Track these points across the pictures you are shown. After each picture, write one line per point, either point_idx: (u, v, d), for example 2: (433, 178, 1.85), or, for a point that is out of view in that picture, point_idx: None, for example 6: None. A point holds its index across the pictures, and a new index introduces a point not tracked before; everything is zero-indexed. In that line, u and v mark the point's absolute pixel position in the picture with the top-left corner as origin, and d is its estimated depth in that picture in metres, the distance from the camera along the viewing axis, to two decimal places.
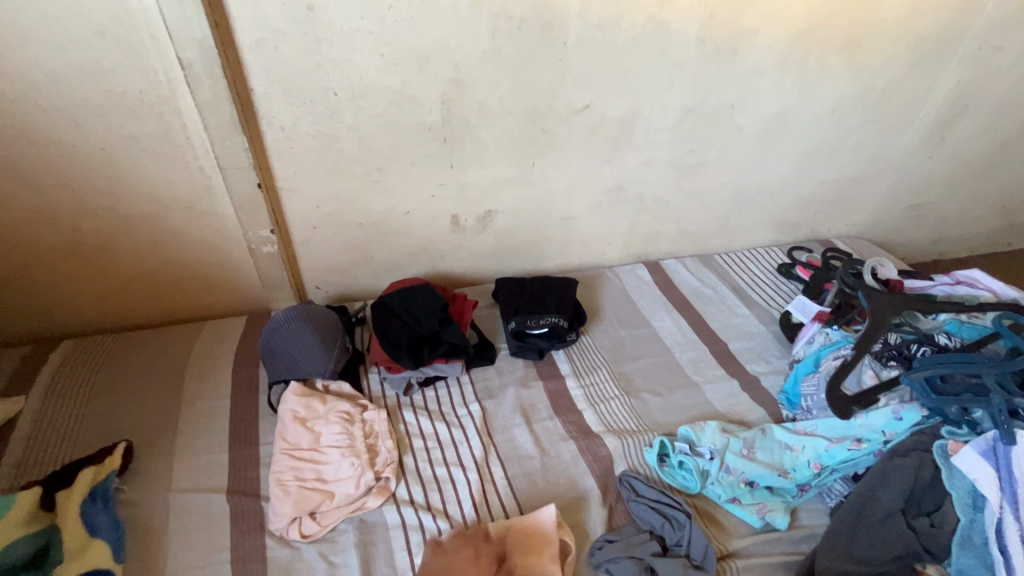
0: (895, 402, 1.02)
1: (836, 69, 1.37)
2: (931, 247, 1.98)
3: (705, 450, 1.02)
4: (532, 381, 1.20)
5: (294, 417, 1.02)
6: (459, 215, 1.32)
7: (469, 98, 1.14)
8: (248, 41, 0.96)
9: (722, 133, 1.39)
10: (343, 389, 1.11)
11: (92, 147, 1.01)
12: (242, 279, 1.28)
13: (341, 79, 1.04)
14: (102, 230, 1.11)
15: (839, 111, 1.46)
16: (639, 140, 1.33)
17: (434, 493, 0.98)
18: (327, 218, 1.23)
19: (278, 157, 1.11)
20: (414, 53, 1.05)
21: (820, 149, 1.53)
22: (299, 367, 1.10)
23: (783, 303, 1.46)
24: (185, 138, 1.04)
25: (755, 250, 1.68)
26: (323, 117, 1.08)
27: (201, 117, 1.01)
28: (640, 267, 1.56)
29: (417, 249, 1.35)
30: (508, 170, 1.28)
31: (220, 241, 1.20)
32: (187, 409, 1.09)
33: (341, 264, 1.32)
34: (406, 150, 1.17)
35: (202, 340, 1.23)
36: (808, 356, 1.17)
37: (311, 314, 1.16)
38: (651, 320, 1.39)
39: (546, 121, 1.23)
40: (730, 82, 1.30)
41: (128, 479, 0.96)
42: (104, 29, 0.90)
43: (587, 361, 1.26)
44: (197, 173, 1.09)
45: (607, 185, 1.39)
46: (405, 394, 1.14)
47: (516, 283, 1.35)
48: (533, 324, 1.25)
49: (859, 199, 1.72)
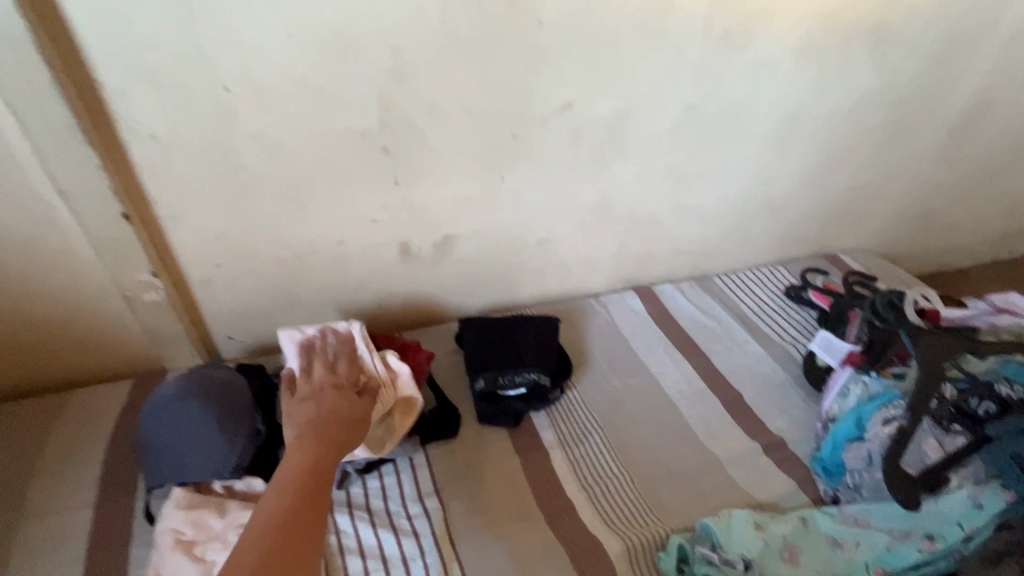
0: (970, 483, 0.81)
1: (860, 60, 1.15)
2: (940, 259, 1.81)
3: (736, 558, 0.78)
4: (506, 458, 0.94)
5: (177, 543, 0.74)
6: (409, 243, 1.04)
7: (416, 94, 0.87)
8: None
9: (727, 137, 1.16)
10: (252, 489, 0.83)
11: None
12: (123, 333, 0.97)
13: (232, 68, 0.75)
14: None
15: (857, 110, 1.25)
16: (631, 147, 1.08)
17: None
18: (232, 253, 0.94)
19: (152, 175, 0.81)
20: (335, 32, 0.77)
21: (834, 154, 1.32)
22: (187, 465, 0.81)
23: (799, 337, 1.24)
24: (5, 151, 0.73)
25: (759, 269, 1.46)
26: (211, 120, 0.79)
27: (22, 121, 0.70)
28: (631, 295, 1.31)
29: (357, 286, 1.06)
30: (470, 186, 1.01)
31: (84, 288, 0.89)
32: (27, 528, 0.78)
33: (257, 309, 1.02)
34: (334, 163, 0.89)
35: (64, 420, 0.92)
36: (847, 415, 0.93)
37: (207, 386, 0.84)
38: (649, 365, 1.14)
39: (516, 123, 0.96)
40: (740, 75, 1.07)
41: None
42: None
43: (575, 426, 1.00)
44: (31, 199, 0.78)
45: (592, 201, 1.14)
46: (340, 488, 0.87)
47: (485, 327, 1.08)
48: (507, 382, 0.99)
49: (871, 209, 1.52)
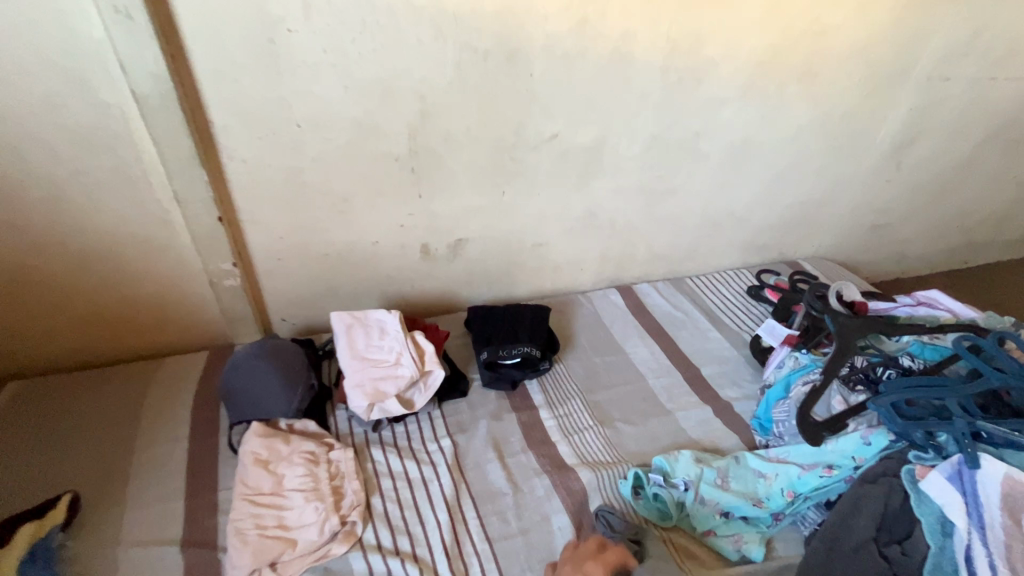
0: (863, 427, 1.03)
1: (796, 98, 1.41)
2: (894, 266, 2.04)
3: (679, 481, 1.02)
4: (505, 413, 1.18)
5: (255, 460, 0.98)
6: (429, 243, 1.30)
7: (437, 128, 1.14)
8: (205, 74, 0.94)
9: (689, 160, 1.42)
10: (309, 427, 1.08)
11: (40, 181, 0.96)
12: (204, 313, 1.23)
13: (305, 111, 1.03)
14: (49, 266, 1.06)
15: (800, 137, 1.50)
16: (608, 168, 1.35)
17: (404, 536, 0.94)
18: (292, 250, 1.20)
19: (240, 189, 1.08)
20: (379, 85, 1.05)
21: (784, 174, 1.57)
22: (261, 407, 1.06)
23: (753, 327, 1.47)
24: (140, 171, 1.00)
25: (725, 272, 1.70)
26: (286, 148, 1.06)
27: (157, 150, 0.98)
28: (612, 291, 1.56)
29: (386, 278, 1.32)
30: (478, 199, 1.27)
31: (180, 275, 1.16)
32: (141, 454, 1.03)
33: (308, 295, 1.28)
34: (373, 180, 1.16)
35: (159, 378, 1.17)
36: (778, 382, 1.18)
37: (275, 349, 1.10)
38: (624, 346, 1.38)
39: (514, 149, 1.23)
40: (695, 111, 1.33)
41: (73, 533, 0.90)
42: (52, 62, 0.86)
43: (560, 391, 1.24)
44: (154, 206, 1.05)
45: (577, 211, 1.40)
46: (373, 431, 1.10)
47: (488, 312, 1.33)
48: (505, 354, 1.24)
49: (824, 221, 1.76)
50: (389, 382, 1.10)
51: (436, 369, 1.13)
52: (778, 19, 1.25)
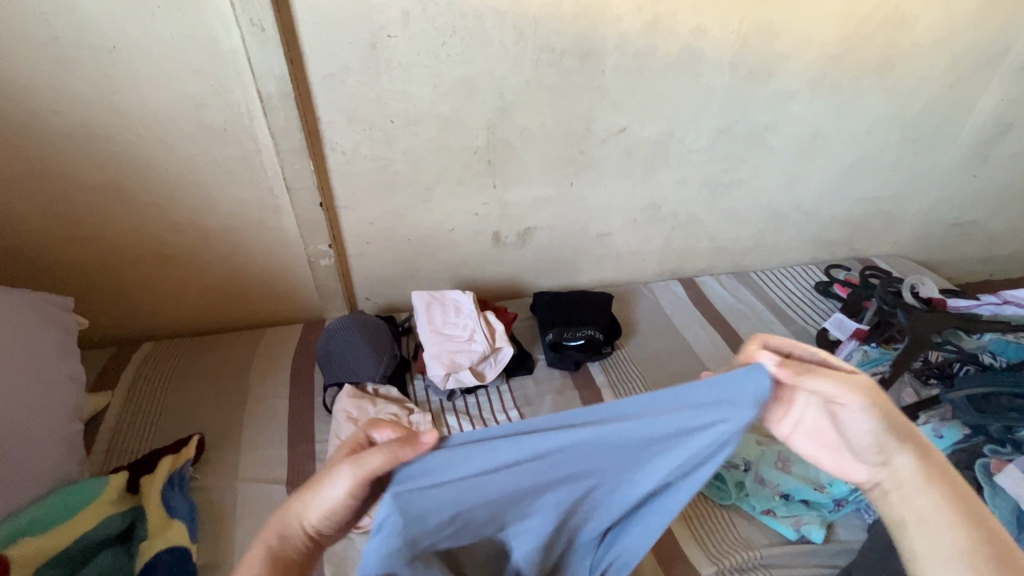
0: (935, 420, 1.06)
1: (871, 90, 1.39)
2: (981, 265, 1.93)
3: (740, 462, 1.05)
4: (569, 390, 1.25)
5: (347, 417, 1.11)
6: (500, 231, 1.39)
7: (514, 123, 1.23)
8: (318, 77, 1.08)
9: (756, 153, 1.43)
10: (391, 392, 1.19)
11: (180, 170, 1.14)
12: (303, 289, 1.39)
13: (398, 108, 1.15)
14: (183, 243, 1.24)
15: (876, 129, 1.47)
16: (674, 161, 1.39)
17: None
18: (379, 234, 1.33)
19: (339, 177, 1.21)
20: (463, 83, 1.15)
21: (857, 168, 1.54)
22: (351, 371, 1.19)
23: (820, 321, 1.46)
24: (259, 161, 1.16)
25: (792, 267, 1.68)
26: (380, 142, 1.18)
27: (274, 143, 1.12)
28: (674, 283, 1.59)
29: (460, 263, 1.43)
30: (548, 189, 1.35)
31: (282, 254, 1.31)
32: (252, 406, 1.18)
33: (391, 277, 1.41)
34: (453, 171, 1.27)
35: (264, 344, 1.33)
36: None
37: (363, 322, 1.24)
38: (685, 335, 1.42)
39: (583, 142, 1.30)
40: (764, 105, 1.34)
41: (200, 467, 1.06)
42: (199, 68, 1.03)
43: (622, 372, 1.30)
44: (267, 192, 1.20)
45: (642, 203, 1.44)
46: (448, 399, 1.21)
47: (553, 297, 1.41)
48: (570, 336, 1.30)
49: (900, 217, 1.71)
50: (463, 355, 1.20)
51: (505, 346, 1.23)
52: (855, 12, 1.24)
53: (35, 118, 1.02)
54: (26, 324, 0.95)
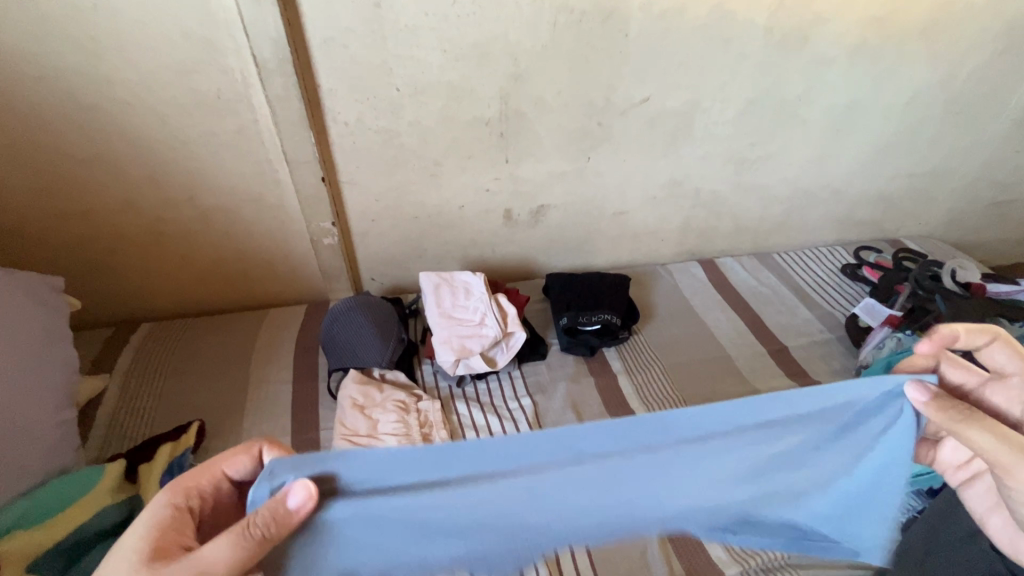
0: None
1: (915, 57, 1.28)
2: (1015, 248, 1.84)
3: None
4: (583, 377, 1.19)
5: (353, 404, 1.06)
6: (512, 209, 1.32)
7: (529, 92, 1.14)
8: (318, 40, 0.99)
9: (787, 126, 1.34)
10: (399, 378, 1.14)
11: (172, 142, 1.07)
12: (306, 269, 1.33)
13: (404, 75, 1.06)
14: (179, 220, 1.18)
15: (917, 100, 1.37)
16: (699, 134, 1.30)
17: None
18: (385, 211, 1.26)
19: (342, 150, 1.14)
20: (475, 47, 1.06)
21: (893, 142, 1.45)
22: (356, 356, 1.14)
23: (848, 306, 1.39)
24: (256, 133, 1.08)
25: (817, 248, 1.60)
26: (385, 112, 1.10)
27: (272, 113, 1.05)
28: (693, 264, 1.52)
29: (470, 242, 1.36)
30: (563, 164, 1.27)
31: (283, 232, 1.25)
32: (254, 391, 1.14)
33: (397, 256, 1.34)
34: (463, 144, 1.19)
35: (267, 326, 1.28)
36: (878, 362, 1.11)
37: (368, 305, 1.19)
38: (705, 319, 1.35)
39: (602, 114, 1.21)
40: (799, 73, 1.25)
41: (201, 456, 1.02)
42: (189, 30, 0.94)
43: (638, 358, 1.24)
44: (266, 167, 1.13)
45: (662, 180, 1.36)
46: (457, 386, 1.16)
47: (567, 279, 1.34)
48: (585, 320, 1.24)
49: (935, 195, 1.61)
50: (474, 341, 1.14)
51: (518, 331, 1.16)
52: None
53: (14, 85, 0.95)
54: (11, 306, 0.89)
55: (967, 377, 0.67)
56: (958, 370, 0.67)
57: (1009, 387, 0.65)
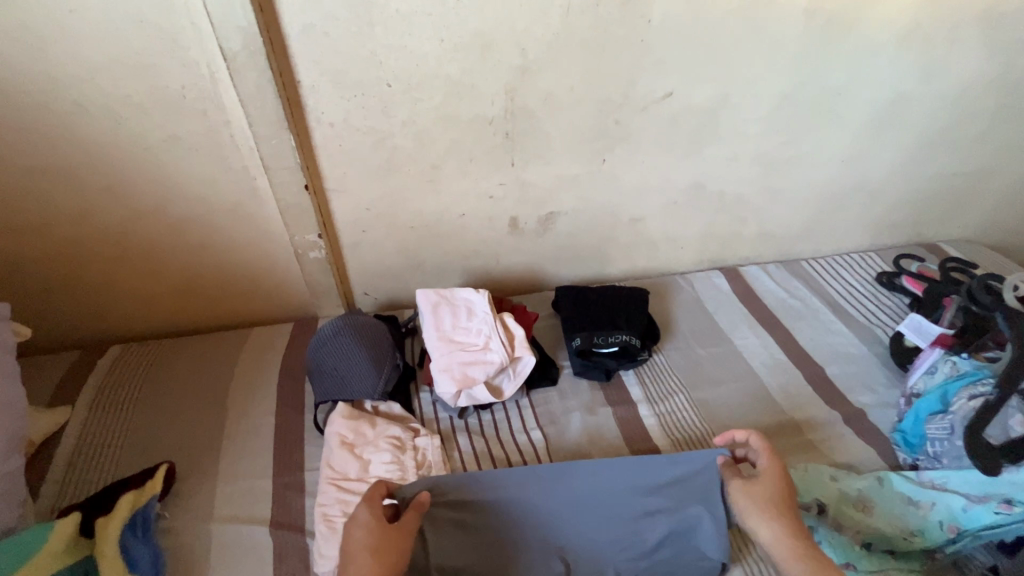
0: None
1: (968, 44, 1.15)
2: None
3: (811, 503, 0.86)
4: (600, 406, 1.07)
5: (341, 442, 0.94)
6: (518, 217, 1.19)
7: (537, 86, 1.01)
8: (296, 28, 0.86)
9: (823, 123, 1.21)
10: (393, 410, 1.02)
11: (134, 147, 0.94)
12: (291, 284, 1.20)
13: (396, 68, 0.93)
14: (147, 233, 1.05)
15: (966, 93, 1.24)
16: (726, 133, 1.17)
17: None
18: (377, 221, 1.13)
19: (327, 155, 1.01)
20: (476, 36, 0.93)
21: (937, 140, 1.31)
22: (345, 385, 1.01)
23: (888, 321, 1.26)
24: (229, 136, 0.96)
25: (850, 255, 1.47)
26: (375, 111, 0.98)
27: (245, 113, 0.92)
28: (716, 274, 1.39)
29: (472, 253, 1.23)
30: (575, 167, 1.14)
31: (264, 245, 1.12)
32: (232, 425, 1.02)
33: (391, 270, 1.22)
34: (463, 146, 1.06)
35: (248, 348, 1.16)
36: (932, 390, 0.98)
37: (359, 326, 1.06)
38: (732, 337, 1.22)
39: (620, 111, 1.08)
40: (840, 63, 1.11)
41: (169, 503, 0.90)
42: (145, 17, 0.82)
43: (660, 384, 1.12)
44: (242, 174, 1.01)
45: (684, 183, 1.23)
46: (459, 417, 1.04)
47: (579, 293, 1.22)
48: (601, 341, 1.12)
49: (979, 197, 1.47)
50: (477, 368, 1.02)
51: (526, 356, 1.04)
52: None
53: None
54: None
55: (759, 469, 0.76)
56: (727, 472, 0.79)
57: (772, 477, 0.75)
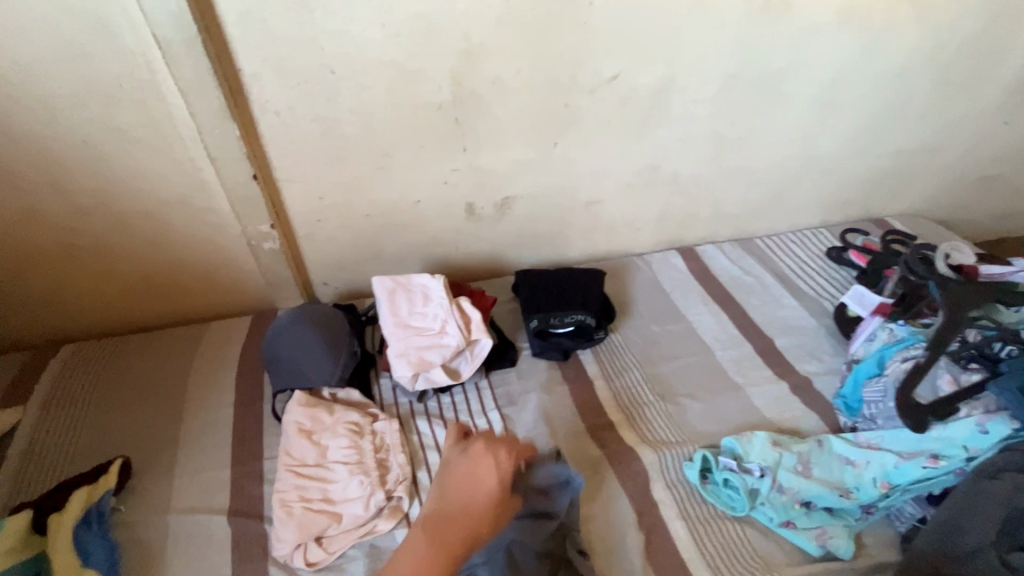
0: (978, 413, 0.88)
1: (903, 23, 1.19)
2: (1001, 225, 1.76)
3: (754, 467, 0.91)
4: (556, 385, 1.09)
5: (298, 429, 0.95)
6: (474, 203, 1.20)
7: (484, 71, 1.02)
8: (233, 15, 0.86)
9: (769, 102, 1.24)
10: (352, 396, 1.03)
11: (73, 141, 0.93)
12: (248, 277, 1.20)
13: (339, 55, 0.93)
14: (94, 229, 1.04)
15: (904, 71, 1.28)
16: (675, 113, 1.19)
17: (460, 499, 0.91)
18: (331, 211, 1.13)
19: (275, 144, 1.01)
20: (419, 22, 0.93)
21: (880, 116, 1.36)
22: (303, 374, 1.02)
23: (836, 294, 1.31)
24: (171, 127, 0.95)
25: (802, 232, 1.52)
26: (321, 99, 0.97)
27: (186, 102, 0.91)
28: (673, 254, 1.42)
29: (429, 240, 1.24)
30: (528, 151, 1.15)
31: (218, 238, 1.11)
32: (189, 418, 1.01)
33: (349, 260, 1.22)
34: (414, 132, 1.06)
35: (206, 341, 1.15)
36: (872, 356, 1.03)
37: (316, 316, 1.07)
38: (687, 315, 1.26)
39: (569, 94, 1.09)
40: (781, 43, 1.14)
41: (125, 498, 0.90)
42: (74, 6, 0.80)
43: (617, 362, 1.15)
44: (188, 166, 1.00)
45: (637, 164, 1.25)
46: (418, 402, 1.05)
47: (537, 276, 1.23)
48: (557, 322, 1.14)
49: (923, 172, 1.53)
50: (434, 352, 1.03)
51: (483, 338, 1.06)
52: None
53: None
54: None
55: None
56: None
57: None
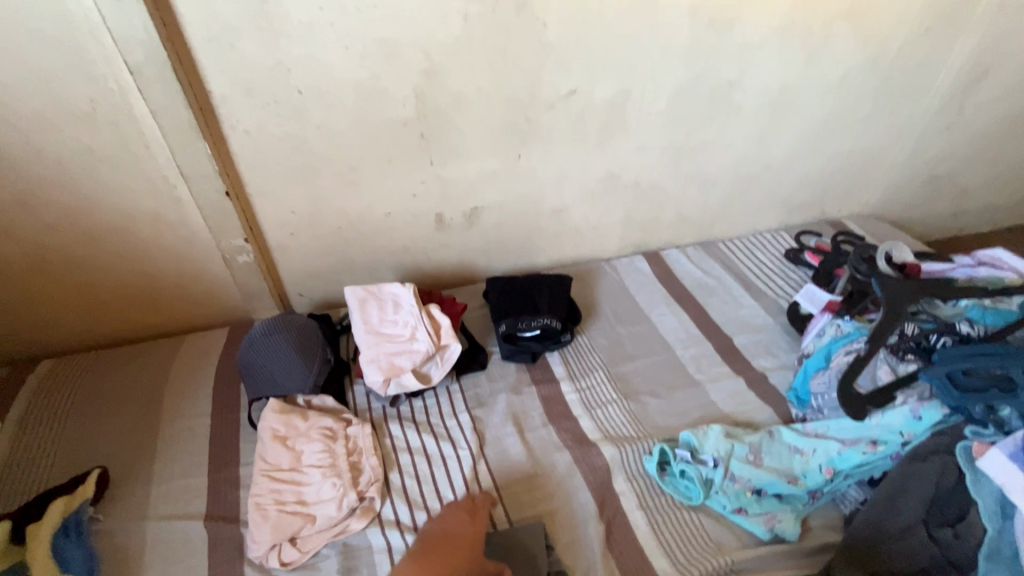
0: (913, 400, 0.95)
1: (841, 37, 1.27)
2: (951, 222, 1.85)
3: (708, 458, 0.96)
4: (524, 386, 1.14)
5: (273, 435, 0.98)
6: (443, 213, 1.25)
7: (446, 88, 1.07)
8: (201, 40, 0.90)
9: (721, 112, 1.31)
10: (326, 402, 1.07)
11: (48, 162, 0.96)
12: (223, 289, 1.23)
13: (305, 76, 0.98)
14: (70, 246, 1.07)
15: (846, 81, 1.36)
16: (631, 125, 1.25)
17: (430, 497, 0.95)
18: (304, 224, 1.17)
19: (246, 161, 1.05)
20: (380, 44, 0.98)
21: (828, 124, 1.44)
22: (277, 382, 1.05)
23: (792, 293, 1.37)
24: (143, 147, 0.98)
25: (762, 234, 1.59)
26: (289, 117, 1.02)
27: (157, 124, 0.95)
28: (638, 258, 1.48)
29: (401, 250, 1.28)
30: (492, 163, 1.21)
31: (193, 252, 1.15)
32: (166, 428, 1.04)
33: (323, 271, 1.25)
34: (381, 147, 1.11)
35: (183, 353, 1.18)
36: (818, 351, 1.10)
37: (290, 326, 1.10)
38: (650, 316, 1.32)
39: (529, 109, 1.15)
40: (728, 57, 1.21)
41: (103, 507, 0.92)
42: (47, 36, 0.84)
43: (583, 363, 1.20)
44: (162, 183, 1.03)
45: (598, 173, 1.31)
46: (391, 406, 1.09)
47: (505, 282, 1.28)
48: (524, 326, 1.19)
49: (873, 175, 1.61)
50: (404, 357, 1.07)
51: (452, 343, 1.10)
52: None
53: None
54: None
55: None
56: None
57: None
